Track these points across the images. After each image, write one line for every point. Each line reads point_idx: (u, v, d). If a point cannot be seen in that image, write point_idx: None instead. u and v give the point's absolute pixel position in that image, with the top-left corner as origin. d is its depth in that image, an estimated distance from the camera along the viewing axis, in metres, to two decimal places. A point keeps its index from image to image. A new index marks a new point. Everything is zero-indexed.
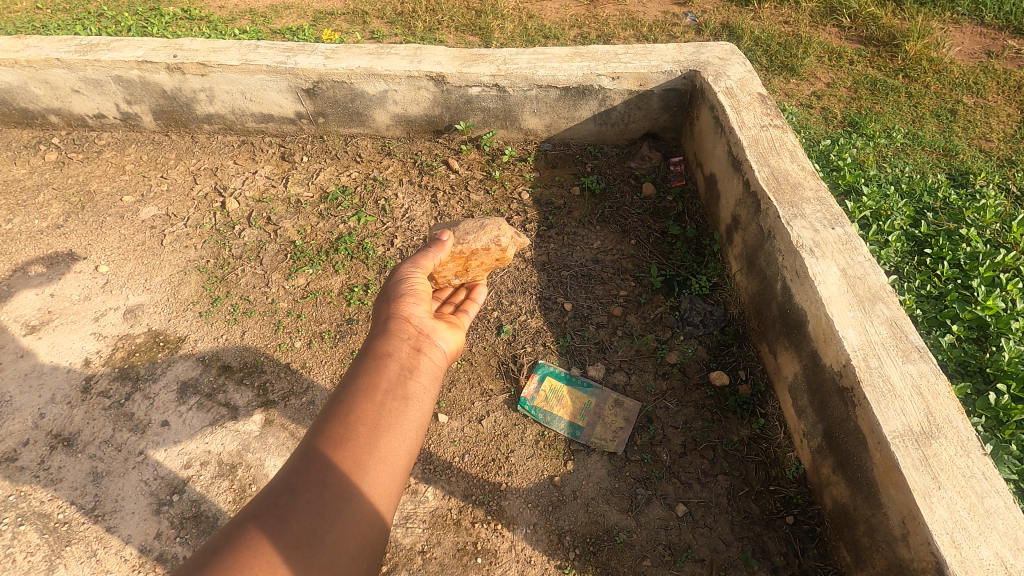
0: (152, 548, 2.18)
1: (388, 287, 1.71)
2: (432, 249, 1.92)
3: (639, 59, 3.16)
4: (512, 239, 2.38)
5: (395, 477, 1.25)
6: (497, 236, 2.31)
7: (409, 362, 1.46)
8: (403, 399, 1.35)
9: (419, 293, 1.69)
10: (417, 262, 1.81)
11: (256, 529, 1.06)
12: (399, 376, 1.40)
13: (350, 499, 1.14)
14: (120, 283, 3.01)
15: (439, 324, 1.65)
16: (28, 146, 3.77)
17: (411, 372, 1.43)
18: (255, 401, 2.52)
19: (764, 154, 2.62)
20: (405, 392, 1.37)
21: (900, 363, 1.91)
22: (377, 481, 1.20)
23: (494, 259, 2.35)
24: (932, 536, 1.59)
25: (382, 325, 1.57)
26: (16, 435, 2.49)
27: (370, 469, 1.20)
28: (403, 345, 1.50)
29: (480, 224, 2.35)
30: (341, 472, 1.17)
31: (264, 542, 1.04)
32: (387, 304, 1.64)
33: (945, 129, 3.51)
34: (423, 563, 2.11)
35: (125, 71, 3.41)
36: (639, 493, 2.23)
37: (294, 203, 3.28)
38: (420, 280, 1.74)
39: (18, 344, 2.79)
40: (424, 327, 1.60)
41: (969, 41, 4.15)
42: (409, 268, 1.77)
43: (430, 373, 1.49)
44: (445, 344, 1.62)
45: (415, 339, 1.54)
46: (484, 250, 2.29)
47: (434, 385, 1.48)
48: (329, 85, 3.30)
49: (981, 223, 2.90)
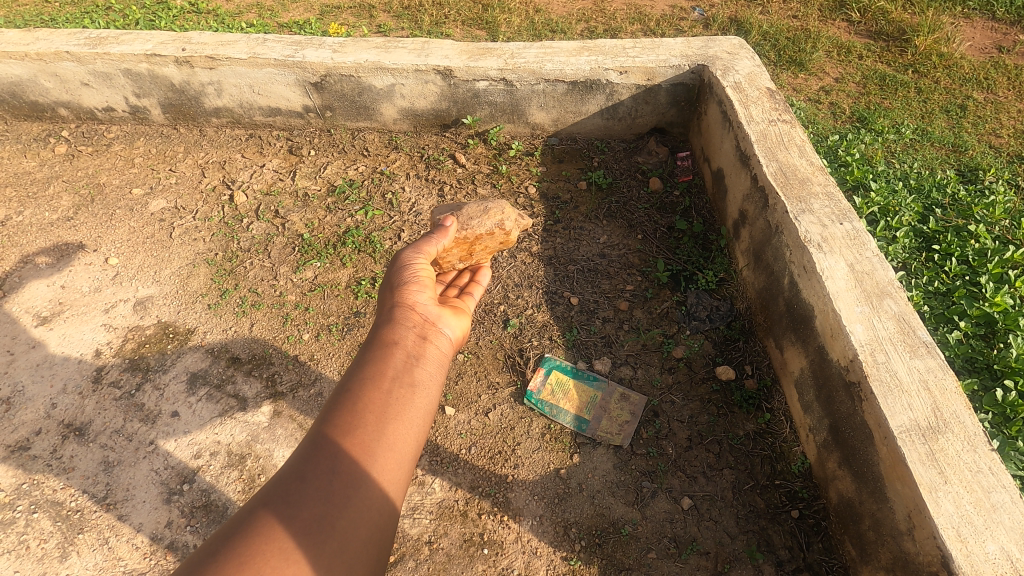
0: (163, 536, 2.21)
1: (392, 274, 1.72)
2: (435, 236, 1.93)
3: (647, 53, 3.15)
4: (516, 221, 2.40)
5: (403, 464, 1.26)
6: (500, 220, 2.32)
7: (415, 350, 1.48)
8: (409, 387, 1.36)
9: (423, 280, 1.70)
10: (420, 248, 1.82)
11: (267, 515, 1.07)
12: (405, 365, 1.42)
13: (360, 485, 1.15)
14: (130, 275, 3.03)
15: (444, 311, 1.66)
16: (38, 139, 3.80)
17: (417, 361, 1.45)
18: (264, 393, 2.54)
19: (772, 149, 2.61)
20: (412, 380, 1.39)
21: (908, 358, 1.91)
22: (385, 467, 1.21)
23: (497, 243, 2.37)
24: (938, 529, 1.59)
25: (387, 313, 1.58)
26: (29, 425, 2.52)
27: (378, 456, 1.22)
28: (408, 333, 1.52)
29: (483, 207, 2.35)
30: (350, 459, 1.18)
31: (274, 528, 1.06)
32: (392, 292, 1.65)
33: (955, 125, 3.49)
34: (430, 553, 2.13)
35: (133, 64, 3.42)
36: (645, 486, 2.24)
37: (302, 196, 3.29)
38: (423, 266, 1.75)
39: (30, 335, 2.82)
40: (429, 314, 1.61)
41: (979, 36, 4.12)
42: (412, 255, 1.78)
43: (435, 361, 1.50)
44: (450, 331, 1.64)
45: (420, 327, 1.56)
46: (488, 234, 2.30)
47: (439, 372, 1.50)
48: (337, 78, 3.30)
49: (991, 220, 2.88)
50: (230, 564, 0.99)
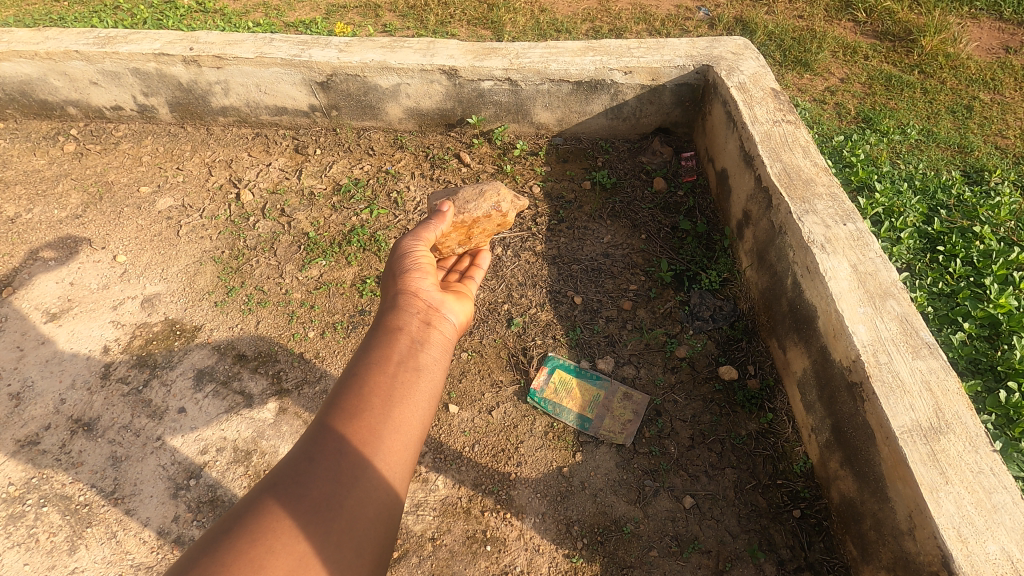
0: (170, 530, 2.23)
1: (394, 261, 1.74)
2: (434, 222, 1.96)
3: (652, 53, 3.15)
4: (513, 204, 2.44)
5: (409, 447, 1.28)
6: (497, 202, 2.36)
7: (419, 335, 1.50)
8: (414, 371, 1.39)
9: (425, 266, 1.72)
10: (419, 236, 1.85)
11: (277, 495, 1.10)
12: (410, 349, 1.44)
13: (366, 466, 1.17)
14: (138, 273, 3.06)
15: (446, 297, 1.68)
16: (48, 137, 3.83)
17: (421, 345, 1.47)
18: (270, 389, 2.57)
19: (776, 150, 2.62)
20: (417, 365, 1.41)
21: (910, 358, 1.92)
22: (391, 450, 1.23)
23: (495, 225, 2.40)
24: (939, 529, 1.60)
25: (391, 301, 1.61)
26: (38, 419, 2.55)
27: (384, 438, 1.23)
28: (413, 319, 1.54)
29: (479, 191, 2.39)
30: (356, 441, 1.20)
31: (284, 507, 1.08)
32: (395, 280, 1.68)
33: (961, 125, 3.48)
34: (433, 549, 2.15)
35: (142, 63, 3.45)
36: (647, 485, 2.25)
37: (307, 195, 3.31)
38: (424, 254, 1.77)
39: (39, 331, 2.86)
40: (432, 300, 1.63)
41: (986, 37, 4.10)
42: (412, 242, 1.80)
43: (439, 346, 1.53)
44: (453, 317, 1.67)
45: (424, 313, 1.58)
46: (485, 216, 2.34)
47: (444, 357, 1.52)
48: (343, 78, 3.32)
49: (996, 221, 2.88)
50: (241, 542, 1.02)
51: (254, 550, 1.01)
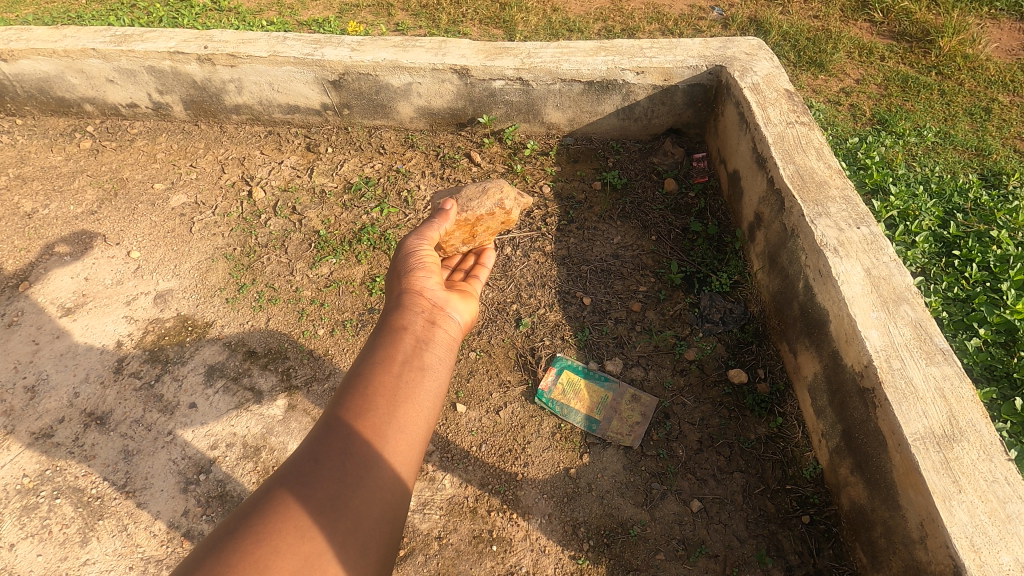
0: (180, 524, 2.26)
1: (397, 261, 1.74)
2: (436, 220, 1.96)
3: (664, 53, 3.13)
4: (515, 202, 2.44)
5: (415, 445, 1.28)
6: (500, 200, 2.36)
7: (424, 335, 1.50)
8: (418, 371, 1.39)
9: (429, 265, 1.73)
10: (423, 235, 1.85)
11: (284, 494, 1.10)
12: (414, 349, 1.44)
13: (371, 465, 1.17)
14: (151, 269, 3.09)
15: (451, 296, 1.69)
16: (65, 134, 3.89)
17: (425, 345, 1.47)
18: (279, 386, 2.58)
19: (789, 152, 2.59)
20: (421, 363, 1.41)
21: (924, 365, 1.89)
22: (396, 449, 1.23)
23: (499, 222, 2.41)
24: (952, 539, 1.58)
25: (395, 300, 1.61)
26: (52, 413, 2.59)
27: (390, 437, 1.24)
28: (417, 318, 1.54)
29: (482, 189, 2.39)
30: (362, 440, 1.20)
31: (289, 506, 1.08)
32: (399, 279, 1.68)
33: (979, 128, 3.43)
34: (439, 548, 2.15)
35: (157, 62, 3.48)
36: (654, 488, 2.24)
37: (318, 193, 3.33)
38: (428, 253, 1.77)
39: (54, 324, 2.90)
40: (437, 299, 1.64)
41: (1006, 37, 4.04)
42: (416, 242, 1.80)
43: (444, 344, 1.52)
44: (458, 315, 1.67)
45: (429, 312, 1.59)
46: (489, 215, 2.34)
47: (448, 356, 1.51)
48: (355, 77, 3.33)
49: (1014, 225, 2.82)
50: (247, 542, 1.01)
51: (260, 550, 1.01)
